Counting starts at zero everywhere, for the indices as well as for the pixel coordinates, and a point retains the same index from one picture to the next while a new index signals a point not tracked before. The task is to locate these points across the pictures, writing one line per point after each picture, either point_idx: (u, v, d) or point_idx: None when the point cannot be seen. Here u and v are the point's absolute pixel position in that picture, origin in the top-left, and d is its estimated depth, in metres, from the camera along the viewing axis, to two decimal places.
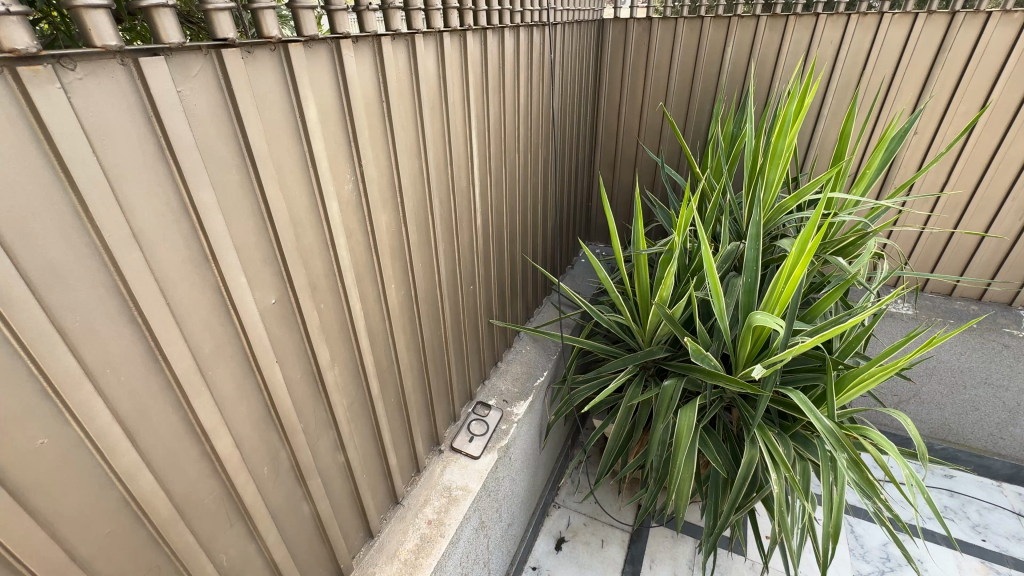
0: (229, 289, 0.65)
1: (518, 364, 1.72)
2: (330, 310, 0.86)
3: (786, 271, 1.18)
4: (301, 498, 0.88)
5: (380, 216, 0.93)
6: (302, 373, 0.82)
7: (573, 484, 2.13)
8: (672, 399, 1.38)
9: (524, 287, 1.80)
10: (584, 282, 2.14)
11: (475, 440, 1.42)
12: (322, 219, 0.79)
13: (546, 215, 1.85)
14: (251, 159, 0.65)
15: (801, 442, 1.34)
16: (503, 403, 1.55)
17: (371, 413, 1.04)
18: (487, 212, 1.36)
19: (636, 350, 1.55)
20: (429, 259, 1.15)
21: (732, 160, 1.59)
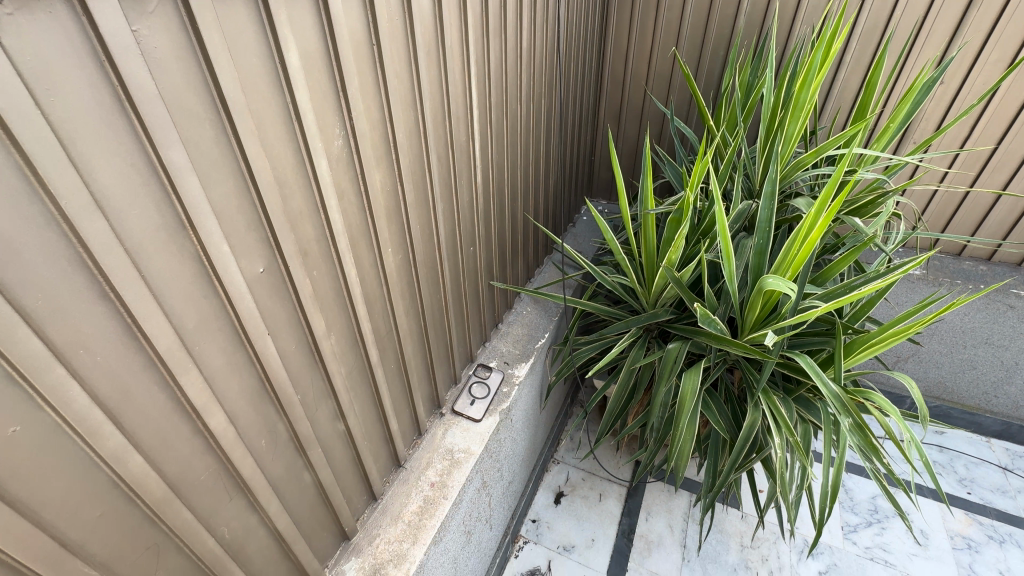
0: (211, 259, 0.60)
1: (518, 326, 1.69)
2: (323, 278, 0.80)
3: (801, 233, 1.13)
4: (302, 468, 0.86)
5: (374, 175, 0.86)
6: (297, 344, 0.78)
7: (572, 440, 2.16)
8: (676, 362, 1.36)
9: (525, 246, 1.74)
10: (586, 241, 2.08)
11: (476, 403, 1.41)
12: (310, 179, 0.73)
13: (548, 171, 1.76)
14: (226, 113, 0.58)
15: (803, 405, 1.34)
16: (503, 365, 1.54)
17: (371, 381, 1.01)
18: (488, 169, 1.29)
19: (640, 312, 1.52)
20: (426, 220, 1.08)
21: (747, 111, 1.49)
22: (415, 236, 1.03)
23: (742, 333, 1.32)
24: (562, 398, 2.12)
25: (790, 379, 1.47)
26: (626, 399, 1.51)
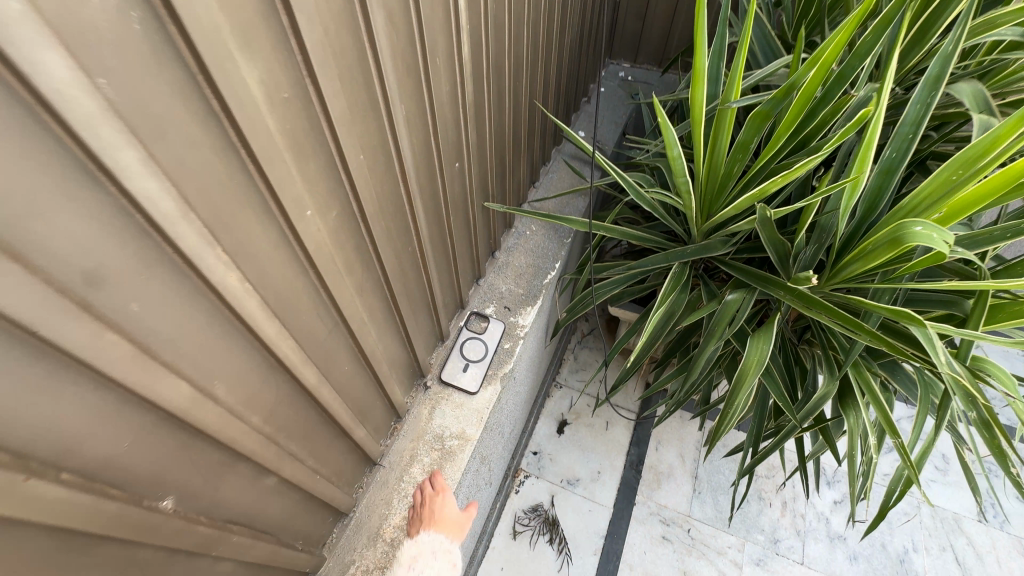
0: None
1: (520, 253, 1.29)
2: (169, 311, 0.41)
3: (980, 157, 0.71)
4: (212, 561, 0.57)
5: (246, 79, 0.40)
6: (137, 436, 0.42)
7: (576, 361, 1.94)
8: (735, 319, 1.02)
9: (530, 143, 1.25)
10: (607, 126, 1.57)
11: (470, 368, 1.09)
12: (36, 117, 0.28)
13: (565, 25, 1.19)
14: None
15: (889, 369, 1.04)
16: (504, 312, 1.19)
17: (313, 404, 0.67)
18: (478, 33, 0.77)
19: (686, 244, 1.14)
20: (382, 144, 0.63)
21: None
22: (360, 177, 0.59)
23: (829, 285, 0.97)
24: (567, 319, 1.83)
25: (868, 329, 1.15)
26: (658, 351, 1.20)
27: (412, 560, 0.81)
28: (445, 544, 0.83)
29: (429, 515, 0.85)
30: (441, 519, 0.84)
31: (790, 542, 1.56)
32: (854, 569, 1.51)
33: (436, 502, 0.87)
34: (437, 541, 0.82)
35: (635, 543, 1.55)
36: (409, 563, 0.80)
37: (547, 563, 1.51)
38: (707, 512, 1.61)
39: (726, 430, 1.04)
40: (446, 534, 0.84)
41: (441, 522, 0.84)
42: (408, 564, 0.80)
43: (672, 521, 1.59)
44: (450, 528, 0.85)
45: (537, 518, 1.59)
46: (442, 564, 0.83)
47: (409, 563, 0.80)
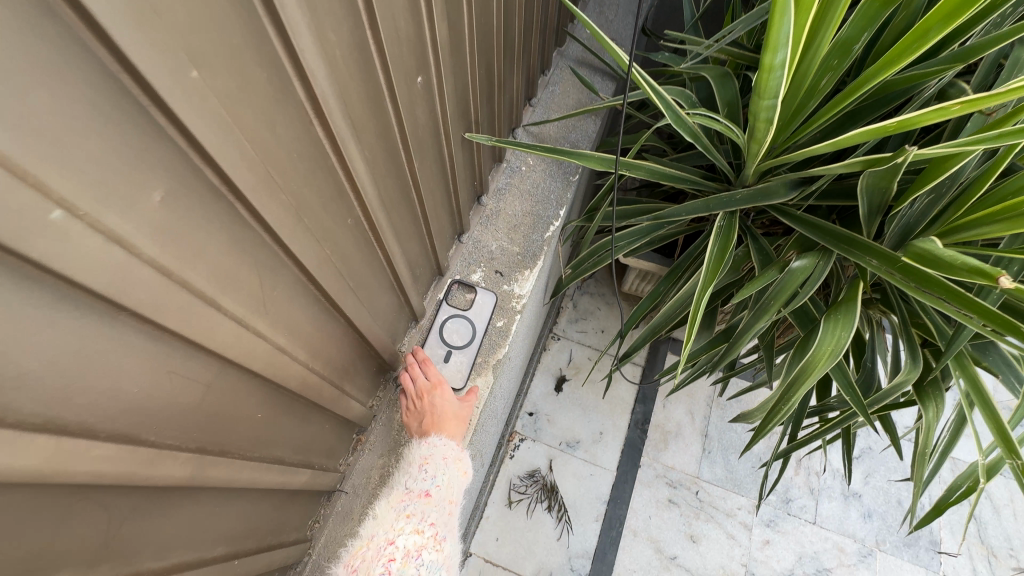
0: None
1: (514, 197, 1.00)
2: None
3: None
4: None
5: None
6: None
7: (575, 310, 1.72)
8: (799, 294, 0.77)
9: (527, 42, 0.91)
10: (624, 18, 1.19)
11: (453, 356, 0.86)
12: None
13: None
14: None
15: (982, 351, 0.82)
16: (496, 279, 0.92)
17: (204, 484, 0.43)
18: None
19: (734, 188, 0.86)
20: (259, 51, 0.33)
21: None
22: (213, 127, 0.31)
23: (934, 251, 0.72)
24: None
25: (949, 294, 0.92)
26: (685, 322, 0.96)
27: (422, 461, 0.73)
28: (453, 442, 0.75)
29: (430, 409, 0.76)
30: (444, 414, 0.76)
31: (803, 502, 1.46)
32: (868, 527, 1.43)
33: (435, 395, 0.77)
34: (446, 440, 0.74)
35: (639, 508, 1.44)
36: (419, 463, 0.72)
37: (546, 532, 1.40)
38: (716, 472, 1.49)
39: (774, 427, 0.84)
40: (452, 431, 0.76)
41: (444, 417, 0.76)
42: (418, 465, 0.72)
43: (679, 484, 1.48)
44: (455, 422, 0.77)
45: (535, 484, 1.45)
46: (456, 466, 0.75)
47: (419, 463, 0.72)
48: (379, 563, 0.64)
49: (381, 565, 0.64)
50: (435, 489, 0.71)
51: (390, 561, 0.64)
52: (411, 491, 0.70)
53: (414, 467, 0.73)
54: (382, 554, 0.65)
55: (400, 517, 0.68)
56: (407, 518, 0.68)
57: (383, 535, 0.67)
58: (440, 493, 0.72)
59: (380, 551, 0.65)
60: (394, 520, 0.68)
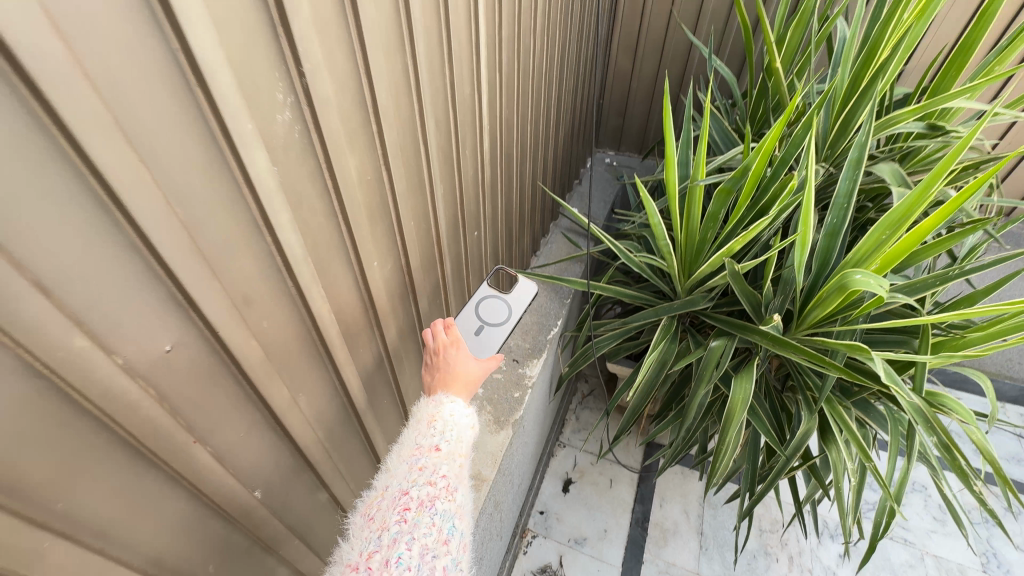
0: (58, 365, 0.33)
1: (526, 312, 1.44)
2: (282, 329, 0.54)
3: (894, 219, 0.89)
4: (273, 565, 0.65)
5: (348, 161, 0.57)
6: (249, 430, 0.53)
7: (578, 421, 2.01)
8: (720, 364, 1.14)
9: (532, 216, 1.45)
10: (598, 202, 1.79)
11: (485, 331, 0.94)
12: (241, 187, 0.44)
13: (559, 122, 1.45)
14: (34, 87, 0.28)
15: (862, 408, 1.15)
16: (513, 364, 1.31)
17: (360, 429, 0.78)
18: (493, 131, 0.97)
19: (672, 299, 1.29)
20: (425, 214, 0.81)
21: (819, 46, 1.17)
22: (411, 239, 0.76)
23: (799, 331, 1.11)
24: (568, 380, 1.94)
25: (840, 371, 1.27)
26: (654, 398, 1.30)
27: (431, 418, 0.69)
28: (460, 400, 0.72)
29: (441, 365, 0.78)
30: (452, 371, 0.77)
31: None
32: None
33: (450, 353, 0.80)
34: (451, 398, 0.72)
35: None
36: (427, 420, 0.68)
37: None
38: (715, 569, 1.61)
39: (722, 469, 1.13)
40: (458, 392, 0.75)
41: (453, 375, 0.77)
42: (427, 422, 0.69)
43: None
44: (462, 383, 0.76)
45: None
46: (466, 421, 0.70)
47: (427, 420, 0.69)
48: (393, 514, 0.60)
49: (395, 515, 0.60)
50: (445, 443, 0.66)
51: (404, 511, 0.60)
52: (421, 446, 0.66)
53: (423, 425, 0.69)
54: (395, 505, 0.61)
55: (413, 470, 0.64)
56: (419, 471, 0.64)
57: (397, 487, 0.63)
58: (451, 447, 0.67)
59: (393, 502, 0.61)
60: (407, 473, 0.64)
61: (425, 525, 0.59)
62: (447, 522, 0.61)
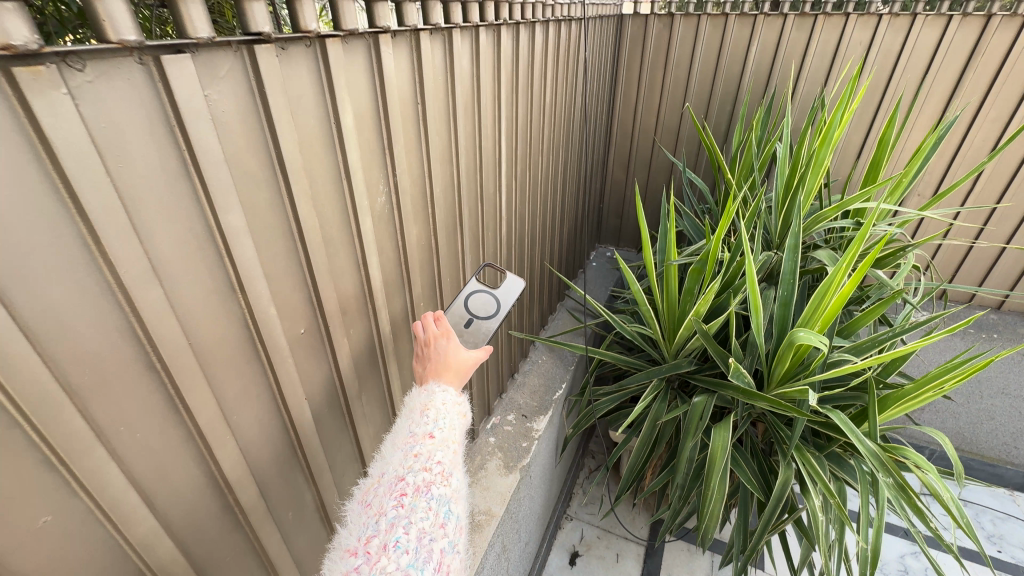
0: (256, 322, 0.57)
1: (534, 375, 1.66)
2: (359, 337, 0.78)
3: (828, 286, 1.11)
4: (325, 539, 0.81)
5: (411, 228, 0.85)
6: (329, 408, 0.75)
7: (585, 496, 2.07)
8: (703, 417, 1.30)
9: (541, 293, 1.72)
10: (599, 286, 2.07)
11: (475, 324, 0.88)
12: (353, 235, 0.71)
13: (564, 218, 1.79)
14: (282, 173, 0.56)
15: (835, 461, 1.27)
16: (522, 419, 1.49)
17: None
18: (509, 218, 1.27)
19: (661, 363, 1.48)
20: (456, 274, 1.08)
21: (763, 163, 1.51)
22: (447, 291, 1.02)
23: (769, 388, 1.28)
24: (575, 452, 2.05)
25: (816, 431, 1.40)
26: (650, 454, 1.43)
27: (424, 408, 0.67)
28: (452, 390, 0.70)
29: (433, 355, 0.74)
30: (444, 360, 0.73)
31: None
32: None
33: (441, 343, 0.75)
34: (445, 387, 0.70)
35: None
36: (420, 409, 0.66)
37: None
38: None
39: (710, 516, 1.23)
40: (450, 380, 0.71)
41: (444, 364, 0.73)
42: (420, 410, 0.66)
43: None
44: (454, 373, 0.72)
45: None
46: (458, 410, 0.69)
47: (420, 409, 0.66)
48: (389, 499, 0.58)
49: (391, 500, 0.58)
50: (439, 430, 0.64)
51: (400, 495, 0.58)
52: (415, 433, 0.64)
53: (416, 414, 0.66)
54: (391, 490, 0.59)
55: (408, 456, 0.62)
56: (415, 457, 0.61)
57: (392, 473, 0.61)
58: (445, 434, 0.65)
59: (389, 488, 0.59)
60: (403, 460, 0.62)
61: (421, 510, 0.58)
62: (444, 506, 0.60)
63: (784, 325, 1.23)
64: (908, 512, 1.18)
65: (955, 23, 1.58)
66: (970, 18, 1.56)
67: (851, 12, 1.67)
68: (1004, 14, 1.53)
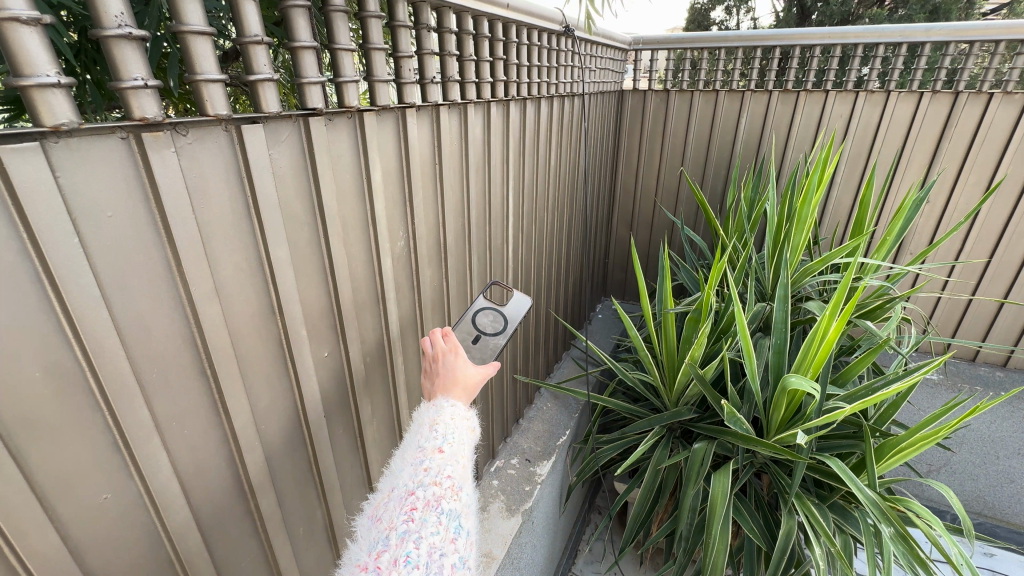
0: (289, 342, 0.66)
1: (539, 421, 1.70)
2: (375, 365, 0.86)
3: (817, 333, 1.16)
4: (330, 561, 0.85)
5: (426, 270, 0.95)
6: (344, 429, 0.82)
7: (591, 551, 1.89)
8: (704, 463, 1.31)
9: (546, 341, 1.80)
10: (604, 337, 2.13)
11: (482, 340, 0.94)
12: (375, 273, 0.81)
13: (569, 270, 1.90)
14: (321, 217, 0.67)
15: (840, 513, 1.25)
16: (525, 463, 1.52)
17: None
18: (517, 266, 1.38)
19: (662, 410, 1.52)
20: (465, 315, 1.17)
21: (753, 222, 1.63)
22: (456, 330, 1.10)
23: (769, 434, 1.29)
24: (582, 500, 1.92)
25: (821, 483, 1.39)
26: (653, 503, 1.42)
27: (433, 422, 0.66)
28: (460, 404, 0.69)
29: (440, 371, 0.75)
30: (452, 376, 0.74)
31: None
32: None
33: (449, 358, 0.76)
34: (453, 402, 0.69)
35: None
36: (429, 423, 0.65)
37: None
38: None
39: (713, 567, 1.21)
40: (459, 396, 0.72)
41: (452, 380, 0.73)
42: (429, 424, 0.65)
43: None
44: (463, 388, 0.73)
45: None
46: (467, 424, 0.68)
47: (429, 423, 0.66)
48: (399, 513, 0.57)
49: (401, 515, 0.57)
50: (449, 444, 0.63)
51: (410, 510, 0.57)
52: (424, 447, 0.63)
53: (425, 429, 0.66)
54: (401, 504, 0.58)
55: (417, 471, 0.61)
56: (424, 471, 0.60)
57: (402, 487, 0.60)
58: (455, 447, 0.63)
59: (399, 502, 0.58)
60: (412, 474, 0.61)
61: (432, 524, 0.57)
62: (454, 521, 0.58)
63: (778, 372, 1.27)
64: (918, 569, 1.14)
65: (927, 99, 1.74)
66: (939, 94, 1.72)
67: (830, 89, 1.85)
68: (970, 92, 1.68)
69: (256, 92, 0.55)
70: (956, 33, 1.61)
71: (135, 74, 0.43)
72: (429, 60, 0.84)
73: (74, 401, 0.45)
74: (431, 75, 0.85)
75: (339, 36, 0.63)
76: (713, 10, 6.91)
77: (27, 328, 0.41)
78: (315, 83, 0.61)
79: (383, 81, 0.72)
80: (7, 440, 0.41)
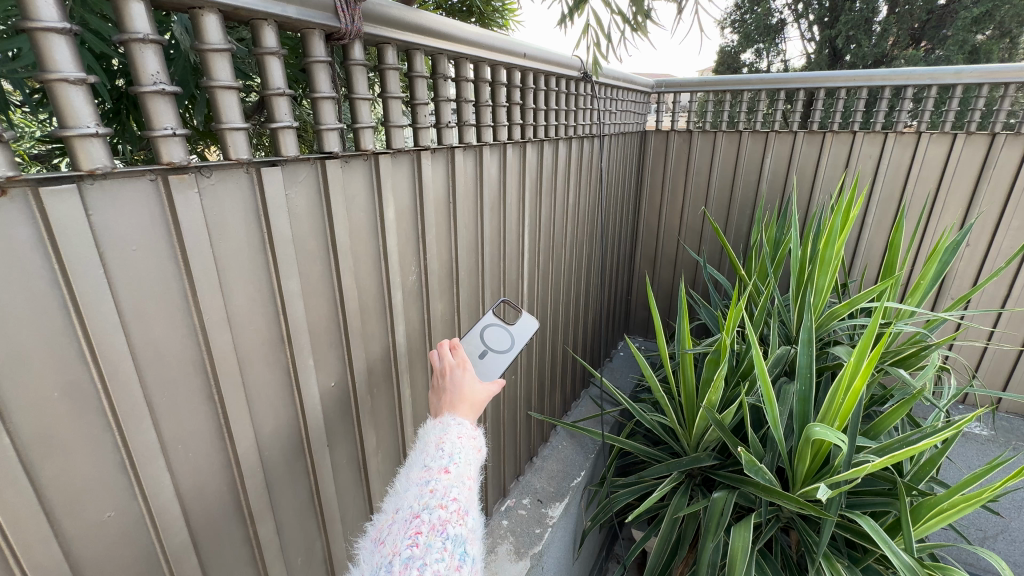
0: (296, 370, 0.69)
1: (553, 460, 1.67)
2: (381, 396, 0.88)
3: (841, 380, 1.10)
4: None
5: (437, 303, 0.98)
6: (348, 459, 0.83)
7: None
8: (724, 515, 1.22)
9: (563, 378, 1.78)
10: (624, 375, 2.10)
11: (489, 356, 0.94)
12: (385, 307, 0.84)
13: (589, 306, 1.89)
14: (334, 253, 0.71)
15: None
16: (537, 504, 1.48)
17: None
18: (533, 302, 1.39)
19: (681, 455, 1.45)
20: None
21: (777, 262, 1.60)
22: None
23: (794, 487, 1.21)
24: (600, 550, 1.83)
25: (854, 544, 1.29)
26: (670, 554, 1.34)
27: (439, 440, 0.66)
28: (467, 423, 0.69)
29: (447, 387, 0.75)
30: (459, 393, 0.74)
31: None
32: None
33: (456, 374, 0.77)
34: (460, 419, 0.69)
35: None
36: (435, 442, 0.65)
37: None
38: None
39: None
40: (465, 414, 0.72)
41: (459, 396, 0.74)
42: (435, 443, 0.65)
43: None
44: (469, 405, 0.73)
45: None
46: (474, 444, 0.67)
47: (435, 442, 0.65)
48: (403, 537, 0.55)
49: (405, 539, 0.55)
50: (455, 464, 0.62)
51: (415, 534, 0.56)
52: (431, 467, 0.62)
53: (431, 447, 0.65)
54: (405, 527, 0.56)
55: (423, 492, 0.59)
56: (430, 492, 0.59)
57: (407, 509, 0.58)
58: (461, 468, 0.63)
59: (404, 525, 0.57)
60: (418, 495, 0.59)
61: (436, 550, 0.54)
62: (460, 547, 0.56)
63: (803, 421, 1.21)
64: None
65: (961, 141, 1.69)
66: (974, 136, 1.68)
67: (857, 130, 1.82)
68: (1008, 134, 1.63)
69: (276, 138, 0.59)
70: (988, 74, 1.57)
71: (166, 124, 0.47)
72: (445, 106, 0.89)
73: (87, 420, 0.48)
74: (447, 120, 0.89)
75: (357, 86, 0.68)
76: (744, 52, 7.02)
77: (53, 351, 0.44)
78: (333, 130, 0.66)
79: (398, 126, 0.77)
80: (22, 454, 0.44)
